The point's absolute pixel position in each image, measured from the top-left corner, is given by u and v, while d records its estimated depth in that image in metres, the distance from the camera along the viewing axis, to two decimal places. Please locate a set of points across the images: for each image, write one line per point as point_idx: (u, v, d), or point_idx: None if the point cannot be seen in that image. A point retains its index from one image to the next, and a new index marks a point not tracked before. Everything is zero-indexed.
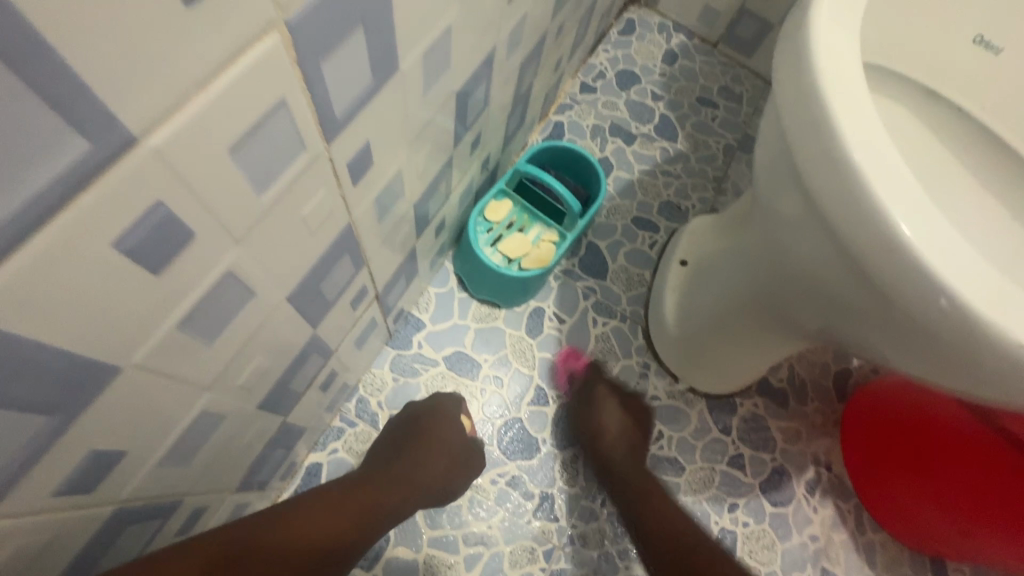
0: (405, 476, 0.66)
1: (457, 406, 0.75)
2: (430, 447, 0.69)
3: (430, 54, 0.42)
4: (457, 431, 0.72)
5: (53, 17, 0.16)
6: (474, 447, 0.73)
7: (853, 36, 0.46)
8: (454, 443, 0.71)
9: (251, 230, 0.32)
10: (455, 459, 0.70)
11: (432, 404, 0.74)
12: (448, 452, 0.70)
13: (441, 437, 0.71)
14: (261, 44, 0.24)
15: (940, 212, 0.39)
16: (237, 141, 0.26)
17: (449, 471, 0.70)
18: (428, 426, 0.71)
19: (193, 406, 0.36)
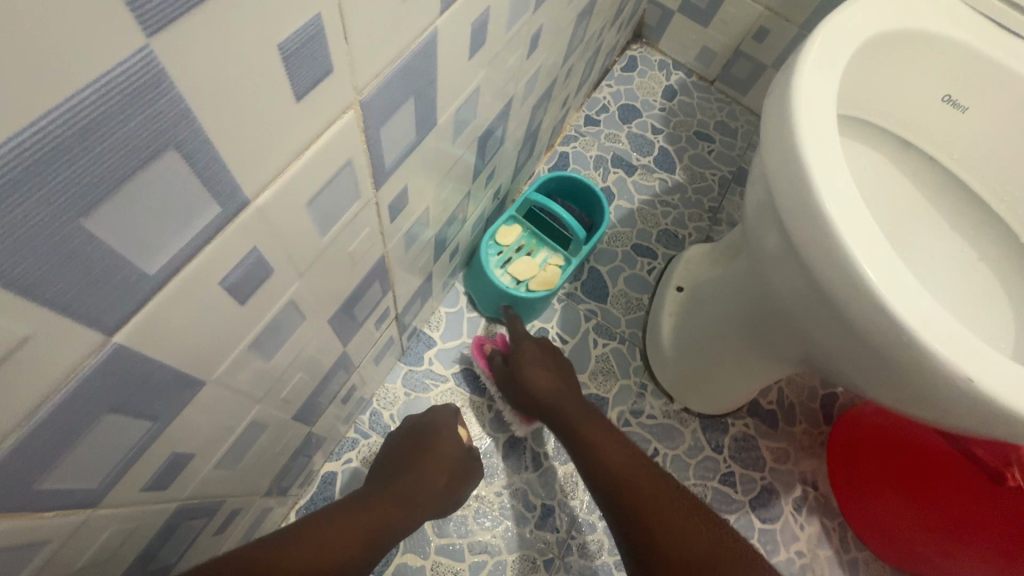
0: (411, 489, 0.66)
1: (455, 415, 0.78)
2: (431, 459, 0.71)
3: (461, 109, 0.47)
4: (457, 443, 0.74)
5: (219, 125, 0.22)
6: (472, 460, 0.76)
7: (831, 98, 0.52)
8: (454, 454, 0.73)
9: (312, 264, 0.37)
10: (457, 471, 0.73)
11: (432, 417, 0.77)
12: (448, 462, 0.72)
13: (442, 450, 0.72)
14: (341, 120, 0.30)
15: (898, 259, 0.46)
16: (314, 195, 0.32)
17: (451, 484, 0.72)
18: (429, 439, 0.73)
19: (247, 416, 0.41)
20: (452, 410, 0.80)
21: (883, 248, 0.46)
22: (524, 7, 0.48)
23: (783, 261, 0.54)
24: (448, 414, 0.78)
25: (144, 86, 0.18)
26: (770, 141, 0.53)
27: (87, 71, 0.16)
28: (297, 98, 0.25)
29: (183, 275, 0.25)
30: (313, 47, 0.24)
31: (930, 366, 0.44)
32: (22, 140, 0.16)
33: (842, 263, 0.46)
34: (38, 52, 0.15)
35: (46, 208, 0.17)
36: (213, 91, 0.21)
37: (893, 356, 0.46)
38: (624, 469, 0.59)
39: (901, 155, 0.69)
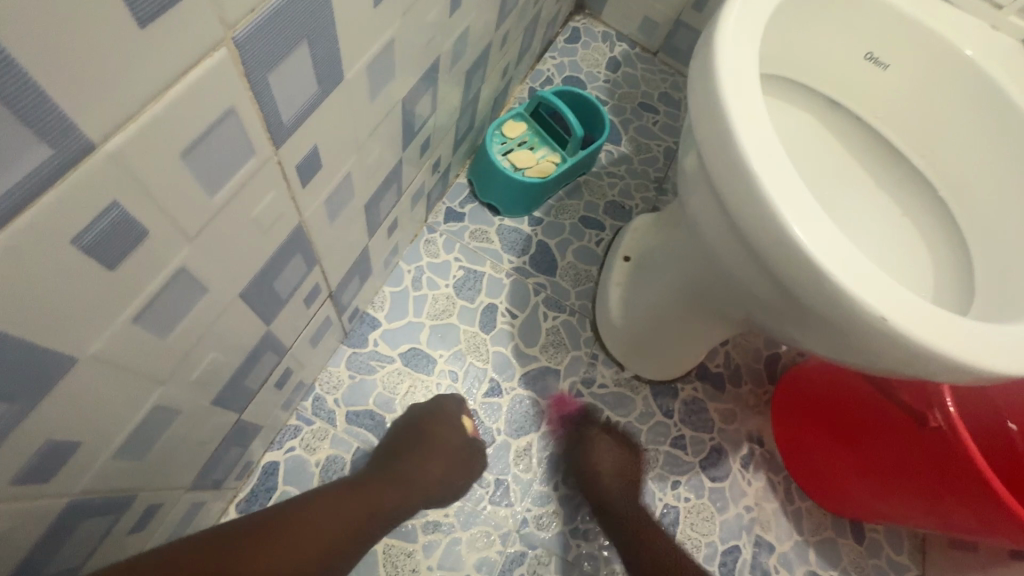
0: (412, 474, 0.71)
1: (458, 407, 0.80)
2: (427, 449, 0.74)
3: (373, 65, 0.44)
4: (457, 432, 0.77)
5: (25, 48, 0.19)
6: (472, 453, 0.78)
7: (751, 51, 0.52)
8: (455, 446, 0.76)
9: (204, 228, 0.34)
10: (457, 459, 0.76)
11: (435, 407, 0.79)
12: (447, 451, 0.75)
13: (440, 438, 0.76)
14: (210, 58, 0.27)
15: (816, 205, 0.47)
16: (189, 146, 0.29)
17: (450, 471, 0.75)
18: (431, 429, 0.76)
19: (147, 399, 0.38)
20: (458, 400, 0.81)
21: (807, 199, 0.46)
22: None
23: (714, 222, 0.54)
24: (452, 404, 0.80)
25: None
26: (697, 101, 0.53)
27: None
28: (138, 24, 0.22)
29: (12, 225, 0.22)
30: None
31: (850, 311, 0.45)
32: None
33: (768, 216, 0.47)
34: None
35: None
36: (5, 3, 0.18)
37: (815, 305, 0.47)
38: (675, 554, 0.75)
39: (833, 113, 0.69)
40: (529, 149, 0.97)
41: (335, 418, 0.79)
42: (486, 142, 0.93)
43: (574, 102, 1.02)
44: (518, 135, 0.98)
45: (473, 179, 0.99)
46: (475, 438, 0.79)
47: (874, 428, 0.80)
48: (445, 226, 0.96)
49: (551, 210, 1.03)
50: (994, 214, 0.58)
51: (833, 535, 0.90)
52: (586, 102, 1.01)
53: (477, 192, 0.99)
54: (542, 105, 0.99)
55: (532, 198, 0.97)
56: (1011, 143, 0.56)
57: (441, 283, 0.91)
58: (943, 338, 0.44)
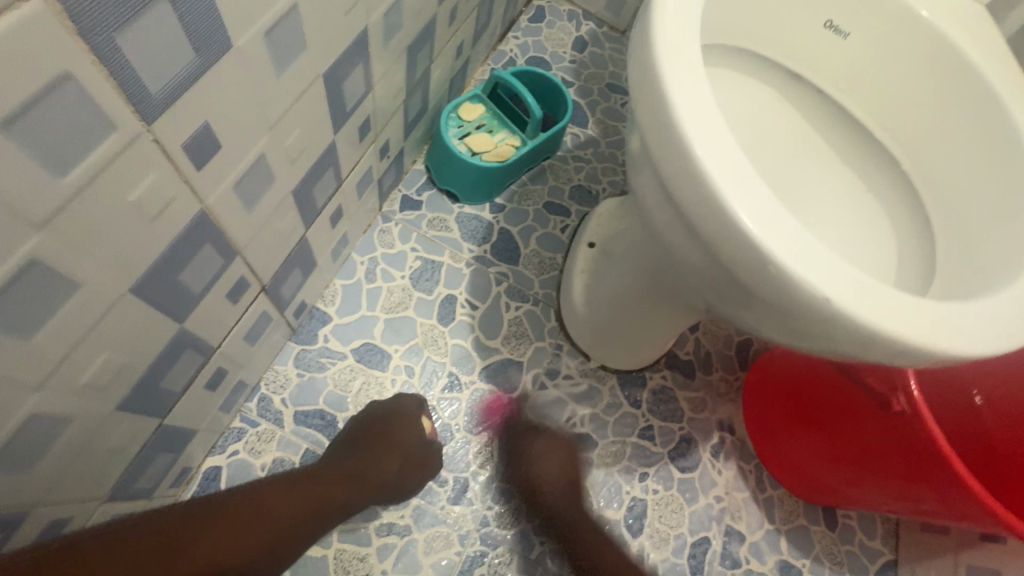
0: (363, 471, 0.68)
1: (416, 403, 0.77)
2: (382, 447, 0.71)
3: (275, 33, 0.40)
4: (414, 430, 0.74)
5: None
6: (431, 450, 0.75)
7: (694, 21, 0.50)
8: (413, 444, 0.73)
9: (58, 213, 0.30)
10: (414, 456, 0.73)
11: (393, 403, 0.76)
12: (403, 449, 0.72)
13: (395, 435, 0.73)
14: (15, 10, 0.23)
15: (758, 181, 0.44)
16: (7, 115, 0.25)
17: (405, 469, 0.72)
18: (389, 425, 0.74)
19: (17, 407, 0.34)
20: (417, 399, 0.78)
21: (755, 181, 0.43)
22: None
23: (659, 204, 0.51)
24: (412, 400, 0.77)
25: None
26: (636, 76, 0.50)
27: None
28: None
29: None
30: None
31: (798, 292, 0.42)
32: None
33: (710, 194, 0.44)
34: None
35: None
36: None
37: (761, 289, 0.44)
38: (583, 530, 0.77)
39: (792, 88, 0.66)
40: (487, 132, 0.93)
41: (282, 419, 0.75)
42: (440, 125, 0.89)
43: (535, 83, 0.97)
44: (476, 118, 0.94)
45: (430, 165, 0.95)
46: (434, 436, 0.77)
47: (843, 413, 0.78)
48: (401, 215, 0.92)
49: (513, 196, 1.00)
50: (955, 188, 0.55)
51: (806, 523, 0.88)
52: (547, 83, 0.96)
53: (435, 178, 0.95)
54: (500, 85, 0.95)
55: (491, 183, 0.93)
56: (970, 110, 0.54)
57: (396, 274, 0.87)
58: (898, 318, 0.42)
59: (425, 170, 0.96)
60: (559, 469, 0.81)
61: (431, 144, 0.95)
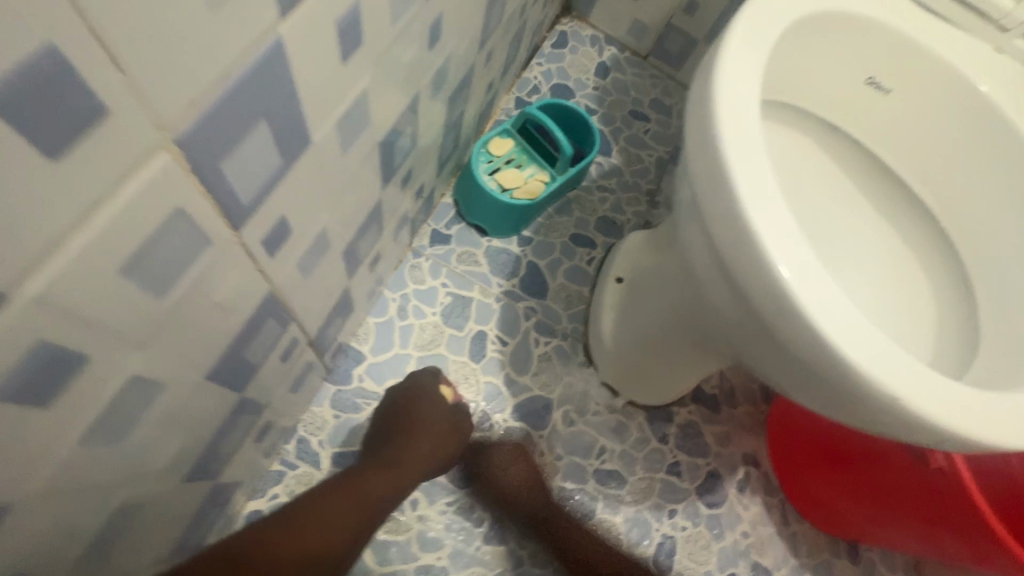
0: (400, 454, 0.69)
1: (433, 378, 0.78)
2: (411, 431, 0.72)
3: (346, 119, 0.41)
4: (438, 407, 0.75)
5: None
6: (458, 419, 0.76)
7: (752, 80, 0.48)
8: (437, 420, 0.74)
9: (157, 333, 0.30)
10: (444, 434, 0.74)
11: (411, 386, 0.77)
12: (431, 429, 0.73)
13: (422, 416, 0.73)
14: (146, 168, 0.23)
15: (819, 269, 0.43)
16: (128, 261, 0.25)
17: (439, 445, 0.73)
18: (410, 407, 0.74)
19: (103, 506, 0.35)
20: (431, 373, 0.80)
21: (816, 268, 0.43)
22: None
23: (710, 271, 0.50)
24: (427, 378, 0.78)
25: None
26: (694, 142, 0.48)
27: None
28: (51, 156, 0.19)
29: None
30: (50, 87, 0.18)
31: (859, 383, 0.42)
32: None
33: (770, 278, 0.43)
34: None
35: None
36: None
37: (818, 373, 0.44)
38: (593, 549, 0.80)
39: (832, 140, 0.66)
40: (517, 167, 0.93)
41: (320, 461, 0.76)
42: (472, 161, 0.89)
43: (562, 115, 0.97)
44: (505, 153, 0.94)
45: (458, 199, 0.95)
46: (457, 405, 0.78)
47: (875, 458, 0.78)
48: (431, 250, 0.93)
49: (540, 228, 1.00)
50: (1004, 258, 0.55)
51: (828, 556, 0.90)
52: (574, 115, 0.96)
53: (463, 212, 0.95)
54: (528, 119, 0.95)
55: (520, 218, 0.93)
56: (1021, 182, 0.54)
57: (428, 311, 0.88)
58: (952, 411, 0.42)
59: (453, 203, 0.96)
60: (529, 476, 0.81)
61: (459, 177, 0.96)
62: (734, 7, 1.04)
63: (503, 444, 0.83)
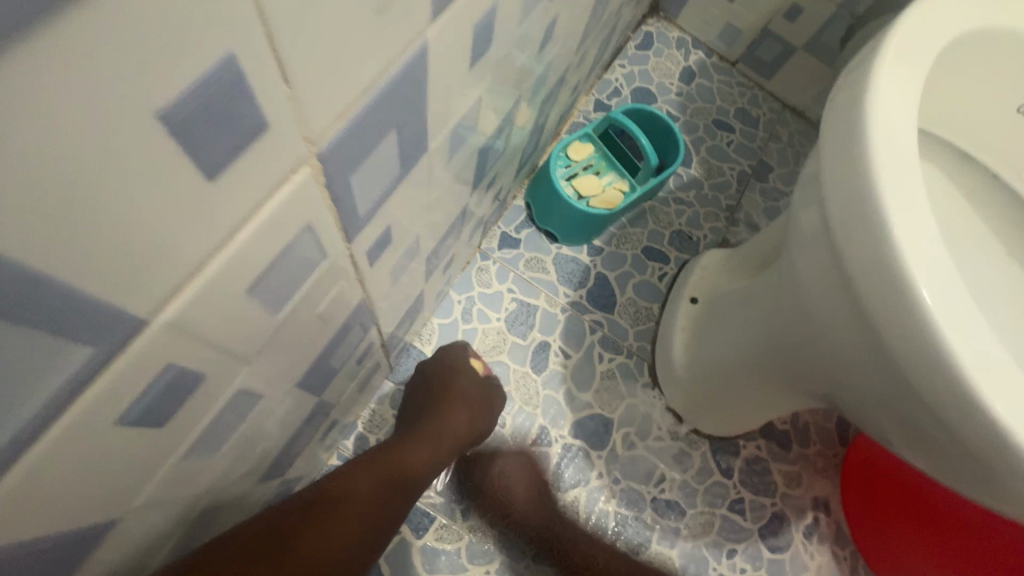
0: (436, 429, 0.65)
1: (464, 349, 0.76)
2: (448, 403, 0.69)
3: (455, 127, 0.38)
4: (473, 378, 0.72)
5: (56, 248, 0.14)
6: (491, 389, 0.74)
7: (908, 103, 0.43)
8: (471, 392, 0.72)
9: (264, 348, 0.29)
10: (478, 406, 0.71)
11: (442, 360, 0.74)
12: (468, 400, 0.70)
13: (458, 389, 0.71)
14: (289, 183, 0.21)
15: (961, 287, 0.37)
16: (257, 279, 0.23)
17: (473, 420, 0.69)
18: (446, 378, 0.72)
19: (194, 509, 0.35)
20: (461, 345, 0.77)
21: (962, 295, 0.37)
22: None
23: (836, 313, 0.44)
24: (457, 349, 0.75)
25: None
26: (833, 174, 0.43)
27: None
28: (209, 177, 0.17)
29: (49, 432, 0.17)
30: (218, 104, 0.15)
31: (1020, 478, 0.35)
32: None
33: (924, 335, 0.36)
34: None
35: None
36: (5, 206, 0.12)
37: (952, 451, 0.38)
38: (589, 573, 0.77)
39: (965, 172, 0.59)
40: (595, 174, 0.90)
41: None
42: (550, 165, 0.86)
43: (646, 121, 0.92)
44: (583, 158, 0.90)
45: (531, 203, 0.92)
46: (489, 377, 0.76)
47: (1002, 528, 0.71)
48: (499, 252, 0.91)
49: (612, 238, 0.96)
50: None
51: None
52: (660, 123, 0.91)
53: (535, 217, 0.92)
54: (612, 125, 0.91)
55: (594, 228, 0.89)
56: None
57: (493, 316, 0.86)
58: None
59: (525, 207, 0.93)
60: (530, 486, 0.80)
61: (533, 180, 0.92)
62: (842, 14, 0.94)
63: (509, 456, 0.80)
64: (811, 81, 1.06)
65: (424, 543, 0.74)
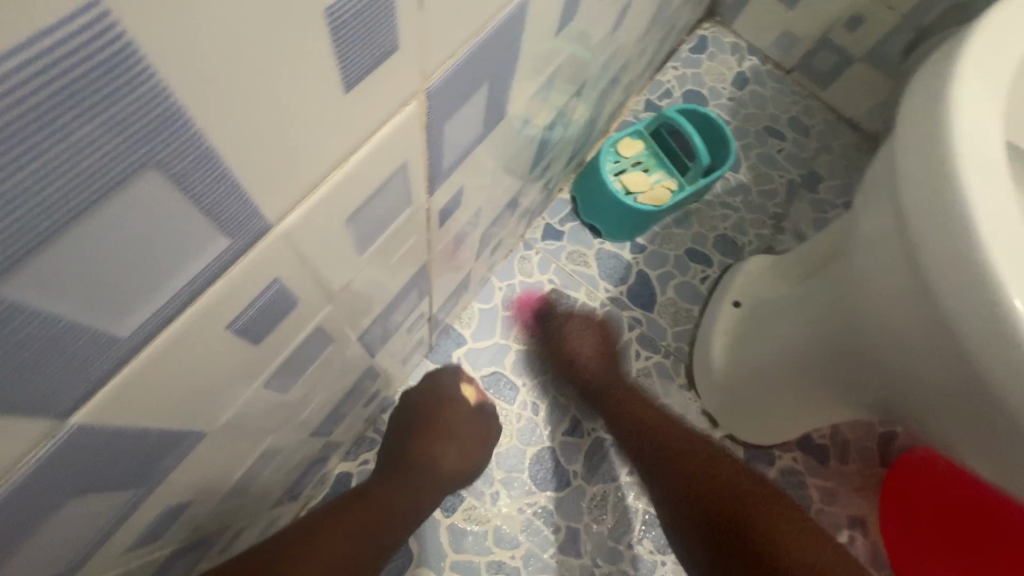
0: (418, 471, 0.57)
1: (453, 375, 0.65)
2: (433, 437, 0.59)
3: (523, 95, 0.38)
4: (461, 412, 0.62)
5: (235, 135, 0.15)
6: (486, 417, 0.65)
7: (991, 101, 0.42)
8: (463, 424, 0.62)
9: (346, 287, 0.30)
10: (471, 439, 0.62)
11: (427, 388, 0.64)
12: (456, 437, 0.60)
13: (447, 420, 0.61)
14: (400, 114, 0.22)
15: None
16: (356, 210, 0.24)
17: (464, 459, 0.60)
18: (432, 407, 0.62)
19: (259, 446, 0.36)
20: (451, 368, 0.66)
21: None
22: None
23: (905, 310, 0.43)
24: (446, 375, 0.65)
25: (115, 72, 0.11)
26: (909, 173, 0.42)
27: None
28: (344, 89, 0.18)
29: (180, 322, 0.18)
30: (369, 14, 0.16)
31: None
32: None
33: (1005, 332, 0.35)
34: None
35: None
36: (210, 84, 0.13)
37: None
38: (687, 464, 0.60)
39: None
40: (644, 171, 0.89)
41: None
42: (599, 160, 0.86)
43: (699, 122, 0.92)
44: (633, 155, 0.90)
45: (576, 197, 0.93)
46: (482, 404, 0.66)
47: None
48: (542, 244, 0.91)
49: (655, 237, 0.95)
50: None
51: None
52: (712, 124, 0.91)
53: (580, 211, 0.92)
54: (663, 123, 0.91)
55: (639, 225, 0.89)
56: None
57: (532, 306, 0.87)
58: None
59: (570, 201, 0.94)
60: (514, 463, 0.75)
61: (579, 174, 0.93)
62: (908, 24, 0.92)
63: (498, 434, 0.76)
64: (870, 92, 1.03)
65: (451, 523, 0.74)
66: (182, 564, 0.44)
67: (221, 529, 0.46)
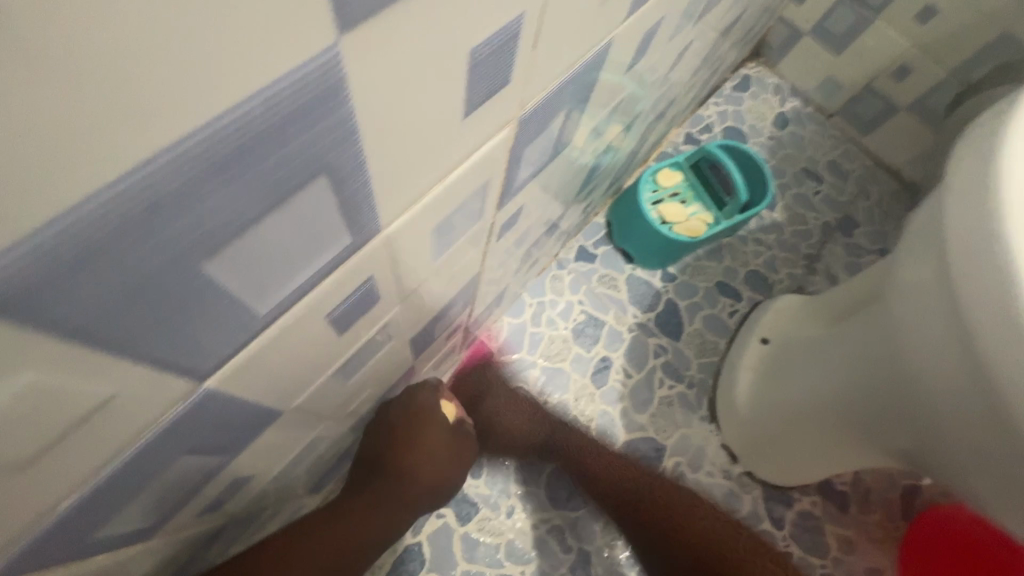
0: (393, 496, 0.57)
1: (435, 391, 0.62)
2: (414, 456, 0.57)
3: (583, 125, 0.40)
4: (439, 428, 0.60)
5: (382, 151, 0.17)
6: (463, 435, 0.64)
7: None
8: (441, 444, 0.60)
9: (416, 289, 0.32)
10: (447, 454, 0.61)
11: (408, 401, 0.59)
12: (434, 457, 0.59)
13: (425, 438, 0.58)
14: (495, 138, 0.24)
15: None
16: (442, 221, 0.26)
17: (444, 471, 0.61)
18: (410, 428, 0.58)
19: (308, 436, 0.38)
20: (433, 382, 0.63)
21: None
22: (673, 14, 0.39)
23: (945, 357, 0.43)
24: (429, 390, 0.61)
25: (325, 99, 0.14)
26: (956, 225, 0.43)
27: (240, 91, 0.12)
28: (464, 114, 0.20)
29: (299, 307, 0.20)
30: (498, 52, 0.19)
31: None
32: (137, 175, 0.11)
33: None
34: (155, 30, 0.10)
35: (174, 247, 0.13)
36: (378, 110, 0.16)
37: None
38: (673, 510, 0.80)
39: None
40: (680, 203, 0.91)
41: None
42: (638, 187, 0.88)
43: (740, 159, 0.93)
44: (671, 185, 0.92)
45: (612, 222, 0.94)
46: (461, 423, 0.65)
47: None
48: (574, 264, 0.93)
49: (687, 268, 0.96)
50: None
51: None
52: (752, 163, 0.92)
53: (614, 235, 0.94)
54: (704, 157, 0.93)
55: (672, 254, 0.90)
56: None
57: (560, 325, 0.88)
58: None
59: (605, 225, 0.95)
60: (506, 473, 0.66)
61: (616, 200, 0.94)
62: (955, 79, 0.93)
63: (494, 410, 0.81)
64: (911, 142, 1.04)
65: (465, 531, 0.75)
66: (218, 542, 0.45)
67: (254, 511, 0.47)
